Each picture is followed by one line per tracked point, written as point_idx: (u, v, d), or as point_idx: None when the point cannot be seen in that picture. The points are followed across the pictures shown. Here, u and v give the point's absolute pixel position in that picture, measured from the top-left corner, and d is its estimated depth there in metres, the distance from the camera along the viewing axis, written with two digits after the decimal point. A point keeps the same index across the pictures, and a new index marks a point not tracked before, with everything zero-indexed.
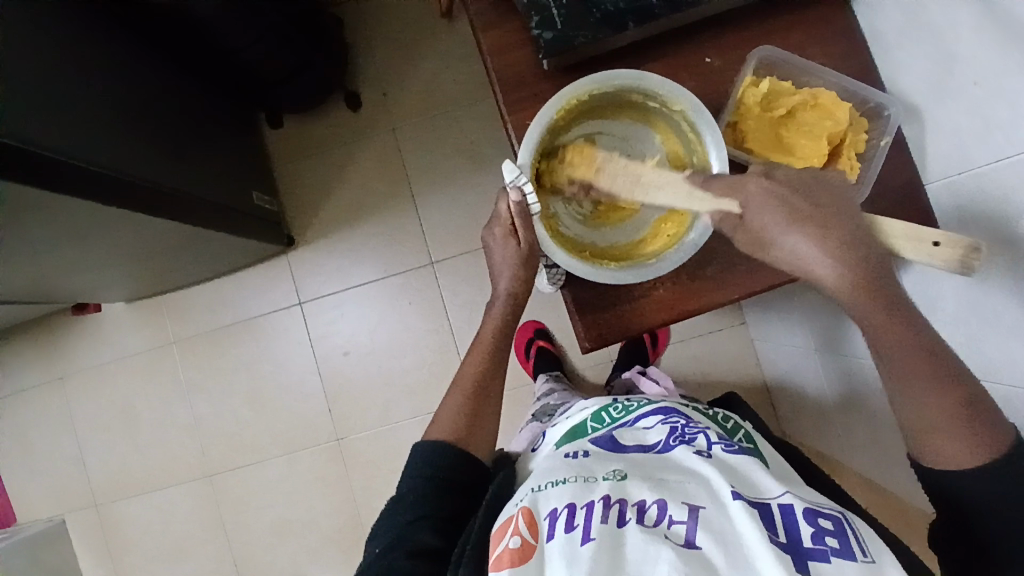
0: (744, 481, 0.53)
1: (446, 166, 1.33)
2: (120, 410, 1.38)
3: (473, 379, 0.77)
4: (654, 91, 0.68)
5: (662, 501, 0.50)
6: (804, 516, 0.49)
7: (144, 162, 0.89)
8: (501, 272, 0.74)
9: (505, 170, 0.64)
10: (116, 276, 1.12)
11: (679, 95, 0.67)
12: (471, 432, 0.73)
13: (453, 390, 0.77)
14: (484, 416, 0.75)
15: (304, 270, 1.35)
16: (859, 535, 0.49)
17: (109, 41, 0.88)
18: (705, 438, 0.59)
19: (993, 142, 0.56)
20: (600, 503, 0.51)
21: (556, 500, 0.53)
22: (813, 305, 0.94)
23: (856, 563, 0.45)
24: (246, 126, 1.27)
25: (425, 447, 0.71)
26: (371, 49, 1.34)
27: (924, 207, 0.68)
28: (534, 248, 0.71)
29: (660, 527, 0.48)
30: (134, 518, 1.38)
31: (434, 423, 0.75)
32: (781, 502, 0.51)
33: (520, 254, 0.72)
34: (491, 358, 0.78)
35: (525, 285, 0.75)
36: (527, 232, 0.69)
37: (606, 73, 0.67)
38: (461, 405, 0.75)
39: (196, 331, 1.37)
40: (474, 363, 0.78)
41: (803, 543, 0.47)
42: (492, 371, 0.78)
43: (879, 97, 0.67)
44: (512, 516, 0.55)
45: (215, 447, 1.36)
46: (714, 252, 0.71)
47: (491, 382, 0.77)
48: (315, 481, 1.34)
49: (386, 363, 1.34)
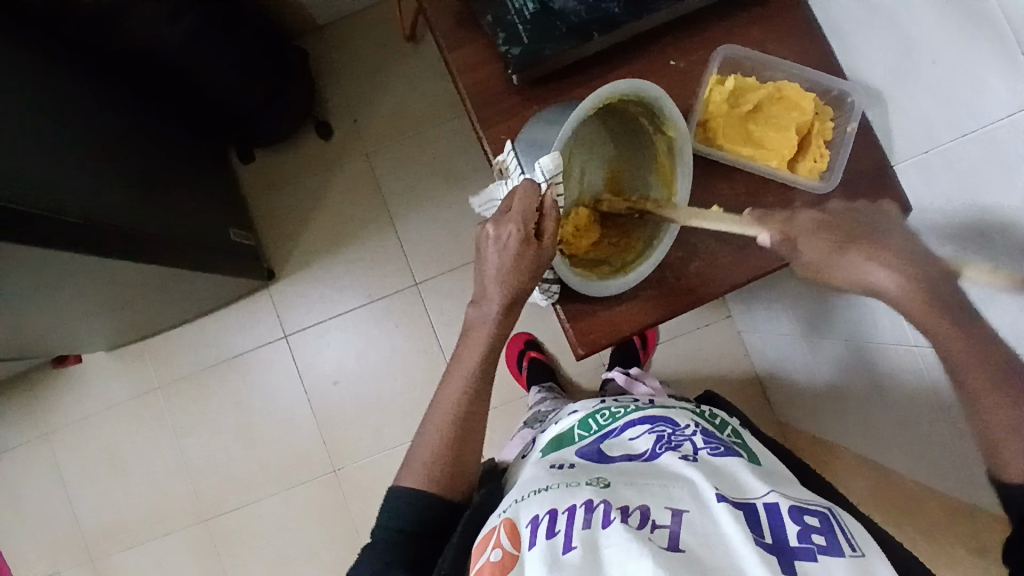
0: (728, 481, 0.51)
1: (421, 186, 1.34)
2: (107, 461, 1.35)
3: (453, 417, 0.68)
4: (660, 114, 0.66)
5: (645, 506, 0.48)
6: (789, 514, 0.47)
7: (116, 207, 0.88)
8: (496, 280, 0.65)
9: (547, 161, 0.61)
10: (96, 323, 1.10)
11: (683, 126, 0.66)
12: (455, 476, 0.66)
13: (428, 428, 0.68)
14: (467, 455, 0.67)
15: (287, 302, 1.34)
16: (846, 530, 0.47)
17: (76, 88, 0.88)
18: (691, 444, 0.56)
19: (954, 121, 0.58)
20: (582, 507, 0.48)
21: (538, 506, 0.50)
22: (796, 292, 0.97)
23: (844, 560, 0.43)
24: (216, 161, 1.26)
25: (402, 494, 0.64)
26: (338, 76, 1.35)
27: (895, 187, 0.69)
28: (547, 264, 0.64)
29: (643, 530, 0.46)
30: (131, 572, 1.33)
31: (408, 465, 0.67)
32: (767, 502, 0.48)
33: (530, 265, 0.63)
34: (476, 387, 0.69)
35: (521, 297, 0.66)
36: (549, 240, 0.63)
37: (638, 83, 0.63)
38: (443, 445, 0.66)
39: (180, 373, 1.35)
40: (455, 393, 0.68)
41: (789, 543, 0.45)
42: (475, 404, 0.69)
43: (841, 86, 0.69)
44: (494, 528, 0.52)
45: (208, 489, 1.33)
46: (696, 249, 0.71)
47: (473, 419, 0.68)
48: (313, 516, 1.31)
49: (376, 389, 1.33)
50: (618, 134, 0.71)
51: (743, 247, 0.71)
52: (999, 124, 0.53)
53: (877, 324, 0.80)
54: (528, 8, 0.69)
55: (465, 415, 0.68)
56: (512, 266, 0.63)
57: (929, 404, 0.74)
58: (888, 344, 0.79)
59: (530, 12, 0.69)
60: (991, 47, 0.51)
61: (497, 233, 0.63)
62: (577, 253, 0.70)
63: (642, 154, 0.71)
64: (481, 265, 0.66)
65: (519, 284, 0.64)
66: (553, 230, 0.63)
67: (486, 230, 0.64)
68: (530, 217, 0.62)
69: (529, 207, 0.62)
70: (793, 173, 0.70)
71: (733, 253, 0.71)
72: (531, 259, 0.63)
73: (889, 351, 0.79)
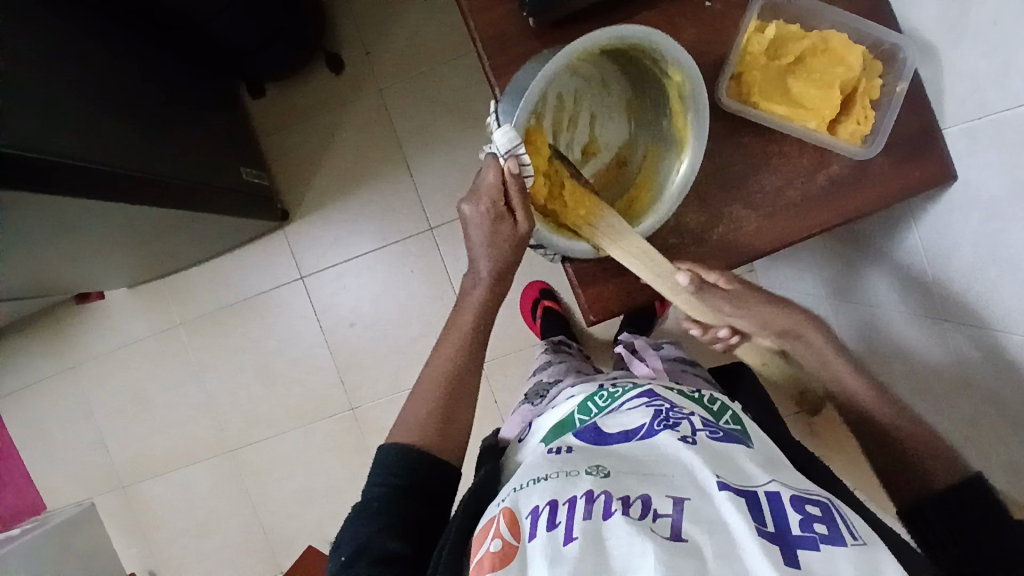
0: (731, 469, 0.50)
1: (436, 124, 1.28)
2: (135, 394, 1.40)
3: (445, 374, 0.69)
4: (657, 53, 0.58)
5: (646, 495, 0.48)
6: (791, 503, 0.47)
7: (126, 149, 0.86)
8: (482, 252, 0.65)
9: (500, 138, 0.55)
10: (115, 264, 1.11)
11: (690, 66, 0.59)
12: (445, 433, 0.66)
13: (421, 388, 0.69)
14: (458, 411, 0.68)
15: (302, 244, 1.33)
16: (847, 521, 0.47)
17: (77, 23, 0.84)
18: (689, 424, 0.55)
19: (1016, 84, 0.52)
20: (583, 499, 0.48)
21: (538, 497, 0.50)
22: (824, 255, 0.94)
23: (845, 548, 0.43)
24: (225, 98, 1.22)
25: (392, 450, 0.64)
26: (348, 4, 1.27)
27: (941, 153, 0.64)
28: (526, 237, 0.63)
29: (645, 520, 0.46)
30: (162, 496, 1.41)
31: (399, 422, 0.68)
32: (767, 490, 0.48)
33: (509, 240, 0.63)
34: (468, 347, 0.70)
35: (510, 267, 0.67)
36: (523, 215, 0.61)
37: (619, 28, 0.55)
38: (434, 401, 0.67)
39: (200, 312, 1.37)
40: (446, 355, 0.70)
41: (791, 531, 0.45)
42: (469, 362, 0.70)
43: (895, 37, 0.63)
44: (494, 518, 0.51)
45: (231, 423, 1.38)
46: (720, 215, 0.67)
47: (467, 377, 0.69)
48: (332, 450, 1.36)
49: (391, 332, 1.34)
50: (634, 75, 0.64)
51: (771, 214, 0.67)
52: None
53: (904, 298, 0.77)
54: None
55: (457, 374, 0.69)
56: (493, 243, 0.63)
57: (952, 380, 0.73)
58: (912, 317, 0.76)
59: None
60: None
61: (472, 210, 0.63)
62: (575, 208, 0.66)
63: (658, 100, 0.64)
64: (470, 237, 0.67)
65: (502, 256, 0.64)
66: (523, 205, 0.60)
67: (467, 207, 0.64)
68: (498, 194, 0.60)
69: (494, 182, 0.59)
70: (832, 136, 0.64)
71: (759, 219, 0.67)
72: (509, 234, 0.62)
73: (912, 320, 0.77)
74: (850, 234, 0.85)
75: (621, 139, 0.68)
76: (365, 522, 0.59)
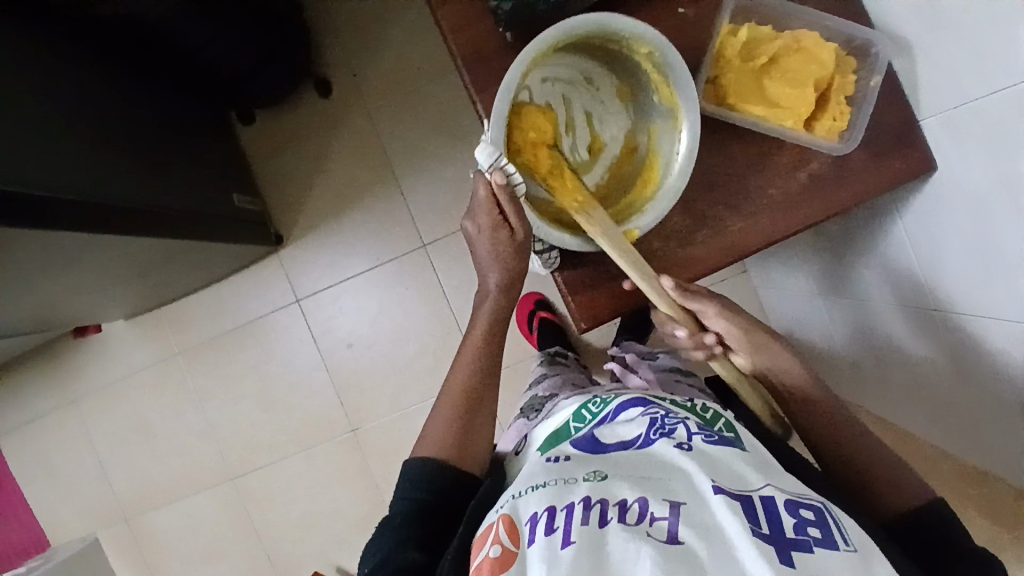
0: (726, 473, 0.50)
1: (425, 143, 1.29)
2: (136, 425, 1.40)
3: (463, 387, 0.70)
4: (616, 33, 0.61)
5: (642, 498, 0.47)
6: (785, 507, 0.47)
7: (120, 180, 0.87)
8: (489, 263, 0.68)
9: (482, 154, 0.59)
10: (112, 296, 1.11)
11: (650, 36, 0.61)
12: (465, 446, 0.66)
13: (441, 404, 0.69)
14: (479, 424, 0.68)
15: (297, 267, 1.34)
16: (841, 525, 0.47)
17: (67, 59, 0.85)
18: (685, 429, 0.55)
19: (989, 74, 0.53)
20: (580, 505, 0.47)
21: (536, 503, 0.49)
22: (814, 253, 0.94)
23: (838, 552, 0.44)
24: (216, 127, 1.23)
25: (415, 465, 0.64)
26: (334, 29, 1.29)
27: (920, 144, 0.65)
28: (528, 238, 0.65)
29: (641, 525, 0.45)
30: (166, 527, 1.40)
31: (421, 439, 0.68)
32: (763, 495, 0.48)
33: (510, 248, 0.66)
34: (484, 360, 0.71)
35: (518, 274, 0.68)
36: (520, 223, 0.63)
37: (567, 22, 0.59)
38: (455, 416, 0.68)
39: (198, 340, 1.37)
40: (465, 368, 0.71)
41: (786, 534, 0.45)
42: (488, 376, 0.71)
43: (866, 33, 0.64)
44: (492, 524, 0.51)
45: (233, 450, 1.38)
46: (703, 217, 0.68)
47: (485, 390, 0.70)
48: (335, 473, 1.36)
49: (389, 351, 1.33)
50: (612, 63, 0.67)
51: (753, 214, 0.67)
52: None
53: (895, 289, 0.76)
54: None
55: (477, 387, 0.70)
56: (497, 252, 0.66)
57: (947, 369, 0.72)
58: (903, 307, 0.76)
59: None
60: None
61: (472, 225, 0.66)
62: None
63: (642, 81, 0.66)
64: (476, 252, 0.69)
65: (509, 265, 0.67)
66: (518, 213, 0.62)
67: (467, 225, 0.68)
68: (490, 206, 0.63)
69: (485, 196, 0.63)
70: (809, 133, 0.66)
71: (741, 219, 0.67)
72: (509, 244, 0.65)
73: (902, 312, 0.77)
74: (838, 229, 0.86)
75: (623, 130, 0.70)
76: (391, 534, 0.59)
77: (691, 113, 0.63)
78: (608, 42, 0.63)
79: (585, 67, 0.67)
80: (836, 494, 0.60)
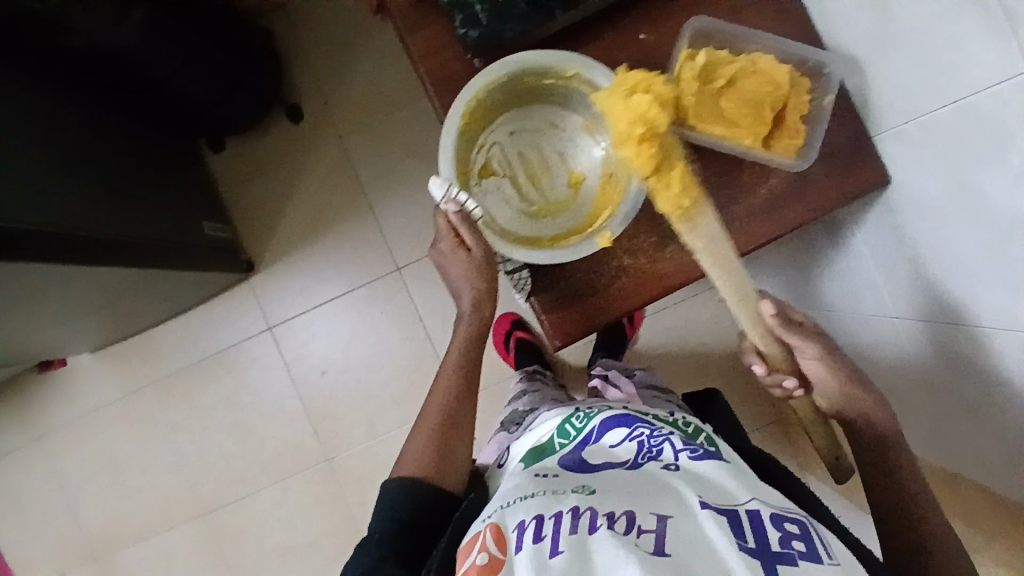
0: (712, 489, 0.51)
1: (397, 167, 1.30)
2: (102, 462, 1.35)
3: (439, 409, 0.70)
4: (542, 70, 0.68)
5: (630, 511, 0.47)
6: (771, 521, 0.47)
7: (87, 210, 0.85)
8: (460, 285, 0.72)
9: (434, 186, 0.65)
10: (78, 329, 1.08)
11: (573, 63, 0.67)
12: (443, 467, 0.66)
13: (419, 428, 0.69)
14: (456, 444, 0.68)
15: (269, 294, 1.32)
16: (824, 541, 0.48)
17: (30, 89, 0.84)
18: (671, 447, 0.56)
19: (938, 89, 0.56)
20: (569, 514, 0.47)
21: (524, 512, 0.49)
22: (781, 265, 0.97)
23: (823, 566, 0.44)
24: (185, 155, 1.22)
25: (393, 487, 0.63)
26: (303, 57, 1.30)
27: (874, 160, 0.68)
28: (488, 255, 0.70)
29: (630, 535, 0.45)
30: (133, 569, 1.34)
31: (400, 461, 0.67)
32: (748, 508, 0.49)
33: (473, 268, 0.70)
34: (459, 381, 0.72)
35: (488, 292, 0.72)
36: (475, 242, 0.69)
37: (491, 69, 0.67)
38: (432, 437, 0.67)
39: (167, 371, 1.33)
40: (442, 391, 0.71)
41: (772, 547, 0.45)
42: (463, 398, 0.71)
43: (819, 55, 0.67)
44: (479, 533, 0.50)
45: (204, 485, 1.33)
46: (671, 234, 0.69)
47: (461, 411, 0.70)
48: (311, 504, 1.32)
49: (364, 376, 1.32)
50: (567, 97, 0.71)
51: None
52: (984, 91, 0.51)
53: (863, 297, 0.79)
54: None
55: (453, 409, 0.70)
56: (463, 273, 0.71)
57: (914, 373, 0.75)
58: (871, 314, 0.79)
59: None
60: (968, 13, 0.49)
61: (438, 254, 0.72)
62: (567, 231, 0.72)
63: (594, 110, 0.71)
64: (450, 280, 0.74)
65: (476, 283, 0.71)
66: (474, 233, 0.68)
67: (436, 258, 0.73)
68: (450, 232, 0.69)
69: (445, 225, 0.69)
70: (767, 151, 0.68)
71: None
72: (471, 264, 0.70)
73: (869, 320, 0.80)
74: (802, 242, 0.88)
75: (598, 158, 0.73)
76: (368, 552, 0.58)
77: None
78: (544, 78, 0.70)
79: (546, 107, 0.73)
80: (811, 501, 0.61)
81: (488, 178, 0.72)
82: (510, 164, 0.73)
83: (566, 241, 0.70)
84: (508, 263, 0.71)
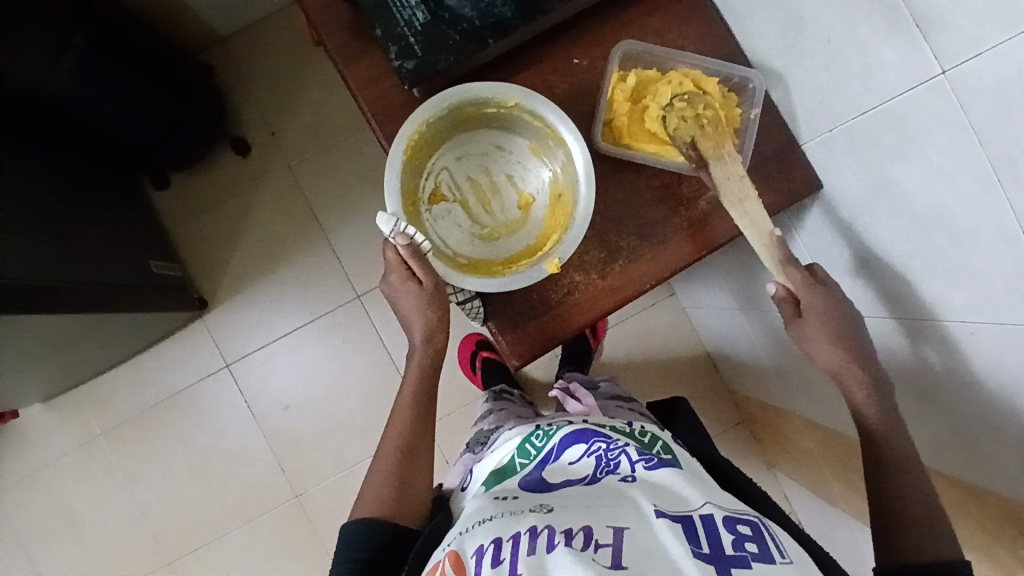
0: (668, 497, 0.52)
1: (350, 194, 1.29)
2: (55, 519, 1.28)
3: (397, 442, 0.69)
4: (479, 98, 0.69)
5: (587, 526, 0.48)
6: (724, 524, 0.49)
7: (26, 256, 0.82)
8: (412, 316, 0.70)
9: (382, 222, 0.63)
10: (22, 381, 1.03)
11: (509, 91, 0.68)
12: (404, 501, 0.65)
13: (377, 462, 0.68)
14: (416, 477, 0.67)
15: (225, 331, 1.29)
16: (777, 540, 0.49)
17: None
18: (627, 459, 0.57)
19: (853, 95, 0.60)
20: (526, 534, 0.47)
21: (482, 536, 0.49)
22: (728, 268, 1.00)
23: (776, 565, 0.45)
24: (128, 194, 1.19)
25: (353, 527, 0.62)
26: (247, 89, 1.29)
27: (805, 166, 0.70)
28: (440, 286, 0.69)
29: (587, 551, 0.45)
30: None
31: (360, 500, 0.66)
32: (702, 513, 0.50)
33: (425, 300, 0.69)
34: (415, 412, 0.71)
35: (441, 325, 0.71)
36: (427, 274, 0.67)
37: (428, 103, 0.67)
38: (391, 471, 0.67)
39: (121, 418, 1.28)
40: (399, 424, 0.71)
41: (725, 551, 0.46)
42: (420, 429, 0.71)
43: (742, 72, 0.70)
44: (438, 562, 0.50)
45: (168, 533, 1.28)
46: (618, 249, 0.71)
47: (420, 443, 0.70)
48: (281, 544, 1.28)
49: (329, 408, 1.29)
50: (509, 123, 0.72)
51: (661, 240, 0.71)
52: (898, 98, 0.55)
53: None
54: (418, 18, 0.66)
55: (411, 441, 0.70)
56: (416, 304, 0.69)
57: None
58: None
59: (421, 22, 0.66)
60: (881, 16, 0.54)
61: (389, 286, 0.70)
62: (520, 253, 0.73)
63: (537, 134, 0.72)
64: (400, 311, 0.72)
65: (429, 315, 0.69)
66: (426, 265, 0.67)
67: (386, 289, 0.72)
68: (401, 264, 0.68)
69: (395, 258, 0.68)
70: None
71: (653, 248, 0.71)
72: (424, 297, 0.68)
73: None
74: (745, 246, 0.91)
75: (546, 179, 0.74)
76: None
77: (575, 148, 0.68)
78: (485, 107, 0.70)
79: (490, 133, 0.73)
80: (770, 501, 0.63)
81: (438, 204, 0.72)
82: (458, 189, 0.73)
83: (521, 264, 0.72)
84: (461, 294, 0.73)
